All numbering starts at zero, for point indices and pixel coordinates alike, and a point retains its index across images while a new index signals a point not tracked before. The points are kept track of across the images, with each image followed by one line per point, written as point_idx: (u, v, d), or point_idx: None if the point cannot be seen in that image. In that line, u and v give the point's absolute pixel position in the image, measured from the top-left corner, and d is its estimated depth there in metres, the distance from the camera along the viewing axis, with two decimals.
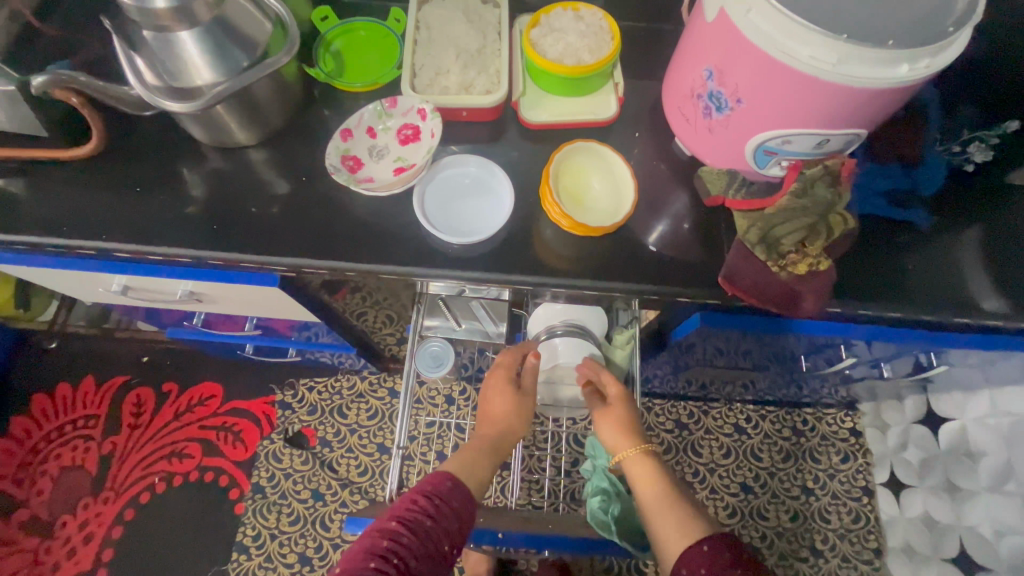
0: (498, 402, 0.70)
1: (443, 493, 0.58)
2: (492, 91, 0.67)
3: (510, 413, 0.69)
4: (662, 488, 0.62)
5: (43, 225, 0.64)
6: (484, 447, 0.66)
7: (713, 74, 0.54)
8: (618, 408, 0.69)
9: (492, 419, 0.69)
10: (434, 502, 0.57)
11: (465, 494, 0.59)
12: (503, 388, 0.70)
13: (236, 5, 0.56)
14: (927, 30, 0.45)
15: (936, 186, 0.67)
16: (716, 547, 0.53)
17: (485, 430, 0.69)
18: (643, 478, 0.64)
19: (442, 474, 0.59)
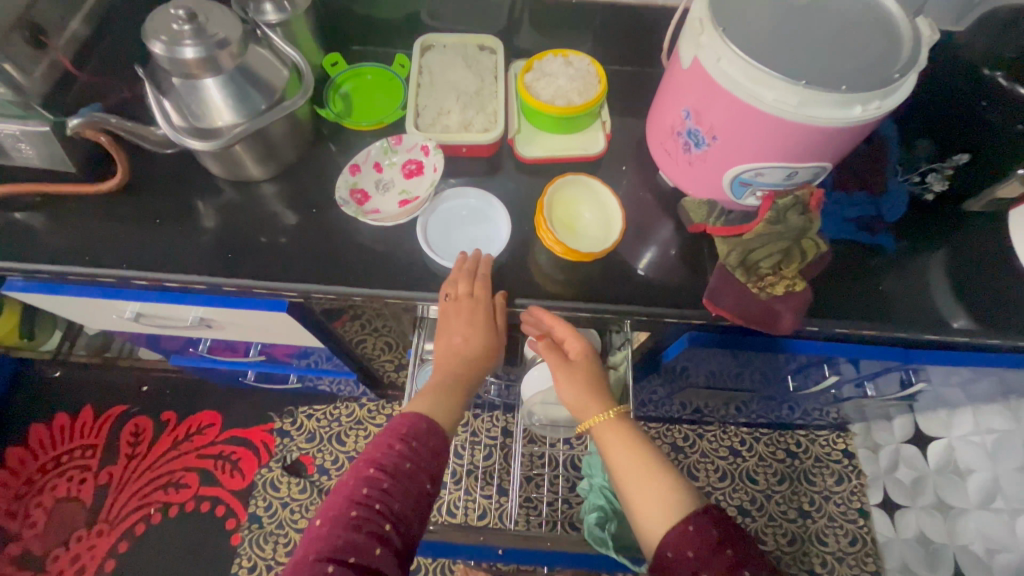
0: (469, 341, 0.63)
1: (419, 434, 0.57)
2: (489, 129, 0.72)
3: (482, 353, 0.64)
4: (636, 458, 0.58)
5: (64, 255, 0.67)
6: (450, 386, 0.62)
7: (690, 114, 0.60)
8: (579, 365, 0.65)
9: (457, 352, 0.64)
10: (411, 445, 0.56)
11: (441, 433, 0.58)
12: (474, 328, 0.63)
13: (256, 54, 0.62)
14: (876, 77, 0.51)
15: (899, 213, 0.72)
16: (703, 528, 0.50)
17: (450, 367, 0.63)
18: (613, 445, 0.60)
19: (418, 417, 0.58)
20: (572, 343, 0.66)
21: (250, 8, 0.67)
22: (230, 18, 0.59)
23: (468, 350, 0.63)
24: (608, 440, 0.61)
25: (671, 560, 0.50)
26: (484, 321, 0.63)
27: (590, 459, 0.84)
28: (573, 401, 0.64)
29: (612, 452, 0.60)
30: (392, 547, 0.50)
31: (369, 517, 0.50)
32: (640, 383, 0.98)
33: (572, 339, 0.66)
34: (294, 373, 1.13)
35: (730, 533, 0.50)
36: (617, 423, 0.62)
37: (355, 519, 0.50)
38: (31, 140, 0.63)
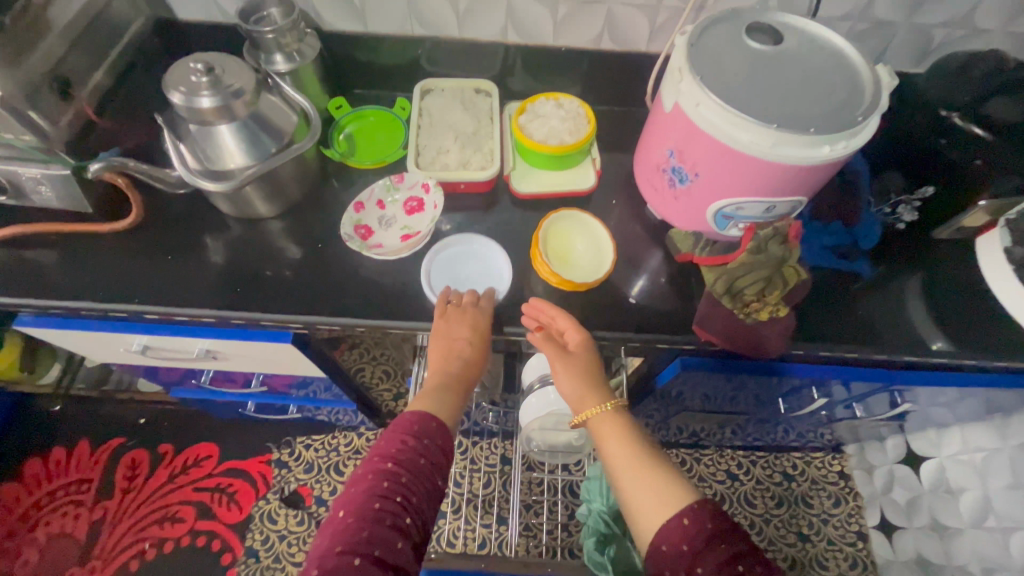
0: (471, 346, 0.65)
1: (429, 433, 0.59)
2: (486, 167, 0.77)
3: (481, 357, 0.66)
4: (634, 453, 0.60)
5: (77, 291, 0.70)
6: (450, 389, 0.64)
7: (674, 153, 0.65)
8: (576, 356, 0.65)
9: (459, 355, 0.65)
10: (424, 442, 0.58)
11: (447, 432, 0.61)
12: (477, 333, 0.65)
13: (268, 102, 0.66)
14: (840, 120, 0.55)
15: (874, 240, 0.76)
16: (699, 520, 0.51)
17: (450, 370, 0.65)
18: (611, 440, 0.62)
19: (428, 415, 0.60)
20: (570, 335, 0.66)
21: (262, 59, 0.72)
22: (245, 70, 0.64)
23: (469, 355, 0.65)
24: (606, 435, 0.63)
25: (666, 551, 0.51)
26: (485, 331, 0.66)
27: (589, 482, 0.83)
28: (571, 394, 0.65)
29: (610, 446, 0.62)
30: (412, 540, 0.52)
31: (391, 510, 0.52)
32: (635, 408, 1.00)
33: (570, 329, 0.66)
34: (293, 403, 1.14)
35: (726, 526, 0.51)
36: (615, 417, 0.64)
37: (378, 513, 0.51)
38: (52, 182, 0.66)
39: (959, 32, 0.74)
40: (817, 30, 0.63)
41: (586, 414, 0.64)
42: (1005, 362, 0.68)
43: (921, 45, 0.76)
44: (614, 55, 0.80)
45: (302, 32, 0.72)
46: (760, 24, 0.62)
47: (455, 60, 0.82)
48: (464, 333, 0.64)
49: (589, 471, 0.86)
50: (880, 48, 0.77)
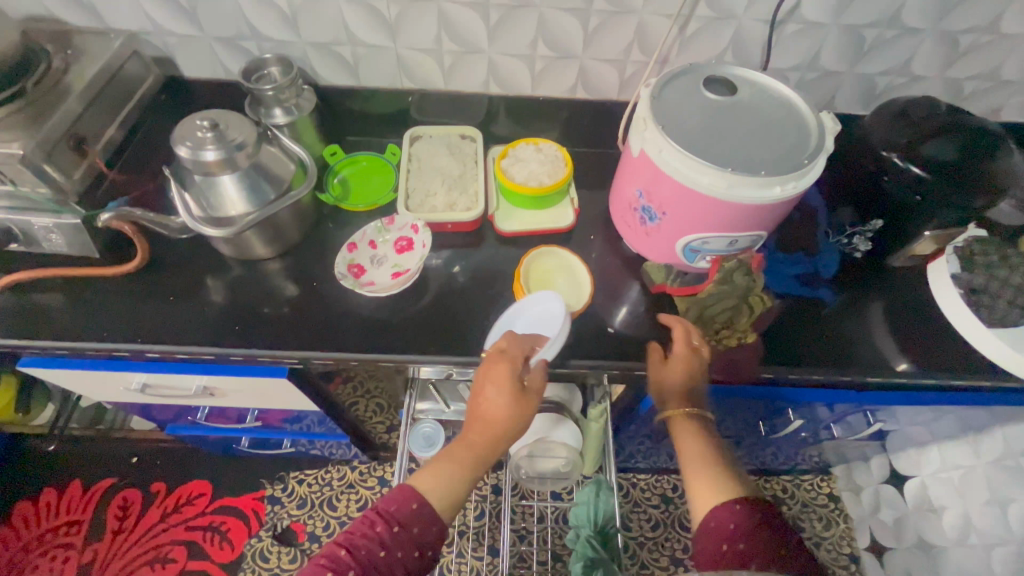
0: (499, 414, 0.62)
1: (404, 519, 0.57)
2: (471, 208, 0.82)
3: (508, 430, 0.62)
4: (709, 452, 0.64)
5: (82, 332, 0.73)
6: (472, 454, 0.62)
7: (642, 193, 0.70)
8: (679, 361, 0.69)
9: (488, 423, 0.62)
10: (391, 530, 0.56)
11: (429, 520, 0.58)
12: (503, 392, 0.62)
13: (268, 154, 0.72)
14: (788, 164, 0.61)
15: (834, 268, 0.82)
16: (758, 516, 0.57)
17: (470, 440, 0.63)
18: (687, 436, 0.65)
19: (411, 495, 0.58)
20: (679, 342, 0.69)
21: (262, 113, 0.77)
22: (247, 125, 0.69)
23: (491, 428, 0.62)
24: (683, 429, 0.66)
25: (715, 527, 0.57)
26: (525, 387, 0.63)
27: (576, 509, 0.85)
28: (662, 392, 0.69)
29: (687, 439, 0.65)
30: None
31: None
32: (623, 434, 1.03)
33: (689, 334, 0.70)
34: (287, 437, 1.16)
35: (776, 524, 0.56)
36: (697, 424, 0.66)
37: None
38: (64, 231, 0.70)
39: (899, 79, 0.82)
40: (767, 82, 0.70)
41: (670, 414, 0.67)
42: (961, 381, 0.73)
43: (866, 90, 0.84)
44: (588, 102, 0.87)
45: (299, 88, 0.78)
46: (715, 77, 0.69)
47: (441, 110, 0.89)
48: (495, 393, 0.62)
49: (577, 497, 0.88)
50: (829, 94, 0.84)
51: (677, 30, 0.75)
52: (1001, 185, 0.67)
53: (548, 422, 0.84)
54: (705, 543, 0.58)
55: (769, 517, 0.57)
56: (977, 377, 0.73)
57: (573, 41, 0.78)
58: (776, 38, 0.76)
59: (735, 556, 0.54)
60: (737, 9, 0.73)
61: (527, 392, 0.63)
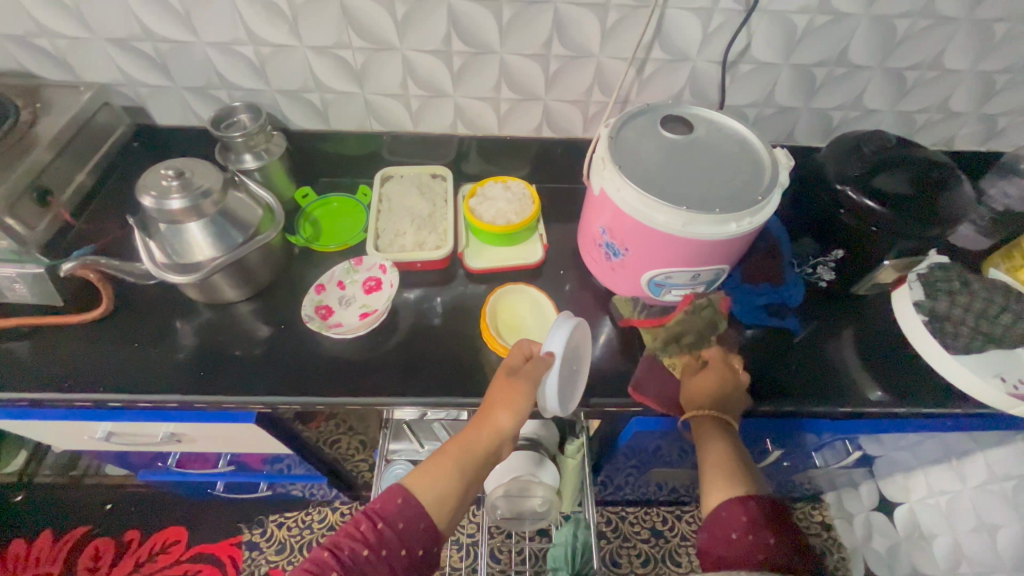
0: (497, 398, 0.63)
1: (389, 514, 0.55)
2: (441, 246, 0.83)
3: (503, 417, 0.61)
4: (729, 448, 0.62)
5: (44, 382, 0.72)
6: (466, 447, 0.60)
7: (605, 231, 0.71)
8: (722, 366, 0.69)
9: (485, 412, 0.62)
10: (376, 528, 0.54)
11: (415, 516, 0.55)
12: (498, 382, 0.64)
13: (235, 199, 0.73)
14: (743, 201, 0.63)
15: (798, 299, 0.82)
16: (771, 515, 0.55)
17: (464, 434, 0.61)
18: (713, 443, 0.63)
19: (396, 489, 0.57)
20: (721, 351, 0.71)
21: (232, 159, 0.79)
22: (214, 172, 0.70)
23: (486, 417, 0.62)
24: (705, 424, 0.64)
25: (725, 517, 0.56)
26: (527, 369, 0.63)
27: (554, 550, 0.84)
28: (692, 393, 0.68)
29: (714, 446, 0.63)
30: None
31: None
32: (604, 468, 1.01)
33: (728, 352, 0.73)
34: (264, 480, 1.13)
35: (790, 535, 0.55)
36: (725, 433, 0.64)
37: None
38: (27, 281, 0.69)
39: (853, 113, 0.85)
40: (722, 120, 0.71)
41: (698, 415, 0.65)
42: (931, 408, 0.73)
43: (822, 123, 0.86)
44: (555, 140, 0.89)
45: (269, 134, 0.80)
46: (671, 117, 0.71)
47: (412, 151, 0.90)
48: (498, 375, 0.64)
49: (554, 537, 0.87)
50: (788, 127, 0.87)
51: (634, 71, 0.78)
52: (953, 214, 0.69)
53: (525, 461, 0.83)
54: (712, 529, 0.57)
55: (782, 517, 0.56)
56: (947, 404, 0.74)
57: (535, 84, 0.80)
58: (731, 77, 0.79)
59: (744, 547, 0.53)
60: (691, 52, 0.76)
61: (525, 373, 0.63)
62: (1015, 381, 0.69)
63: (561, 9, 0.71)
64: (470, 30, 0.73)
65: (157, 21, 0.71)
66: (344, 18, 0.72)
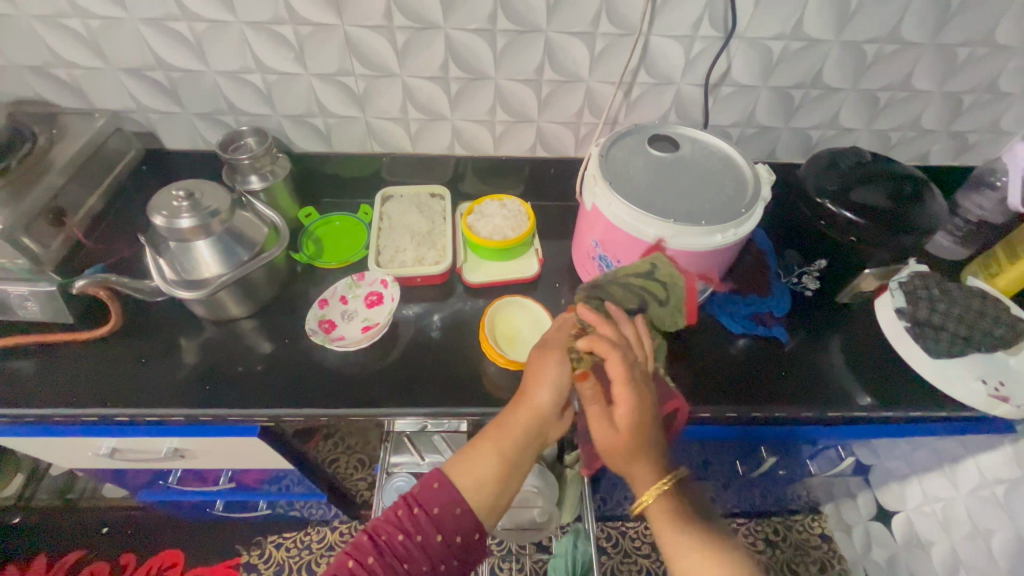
0: (539, 375, 0.61)
1: (425, 499, 0.56)
2: (439, 262, 0.86)
3: (547, 392, 0.60)
4: (693, 542, 0.54)
5: (51, 399, 0.73)
6: (502, 428, 0.60)
7: (598, 244, 0.74)
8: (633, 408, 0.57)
9: (528, 389, 0.61)
10: (413, 513, 0.56)
11: (449, 501, 0.56)
12: (536, 357, 0.62)
13: (242, 218, 0.76)
14: (727, 214, 0.66)
15: (785, 307, 0.85)
16: None
17: (504, 416, 0.61)
18: (664, 525, 0.55)
19: (434, 474, 0.58)
20: (620, 372, 0.57)
21: (238, 180, 0.82)
22: (222, 193, 0.73)
23: (529, 394, 0.61)
24: (658, 514, 0.56)
25: None
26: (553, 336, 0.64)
27: (555, 560, 0.86)
28: (613, 458, 0.58)
29: (667, 527, 0.55)
30: None
31: None
32: (603, 480, 1.02)
33: (627, 354, 0.59)
34: (263, 498, 1.13)
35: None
36: (673, 502, 0.56)
37: None
38: (39, 299, 0.71)
39: (830, 131, 0.89)
40: (707, 138, 0.76)
41: (642, 499, 0.56)
42: (917, 412, 0.75)
43: (802, 141, 0.91)
44: (548, 160, 0.93)
45: (274, 156, 0.83)
46: (658, 136, 0.75)
47: (411, 171, 0.94)
48: (540, 348, 0.63)
49: (555, 549, 0.89)
50: (769, 145, 0.92)
51: (622, 94, 0.83)
52: (926, 225, 0.73)
53: None
54: None
55: None
56: (932, 408, 0.76)
57: (528, 107, 0.84)
58: (713, 99, 0.84)
59: None
60: (675, 76, 0.80)
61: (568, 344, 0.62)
62: (997, 383, 0.72)
63: (551, 38, 0.75)
64: (466, 58, 0.77)
65: (170, 52, 0.75)
66: (347, 47, 0.76)
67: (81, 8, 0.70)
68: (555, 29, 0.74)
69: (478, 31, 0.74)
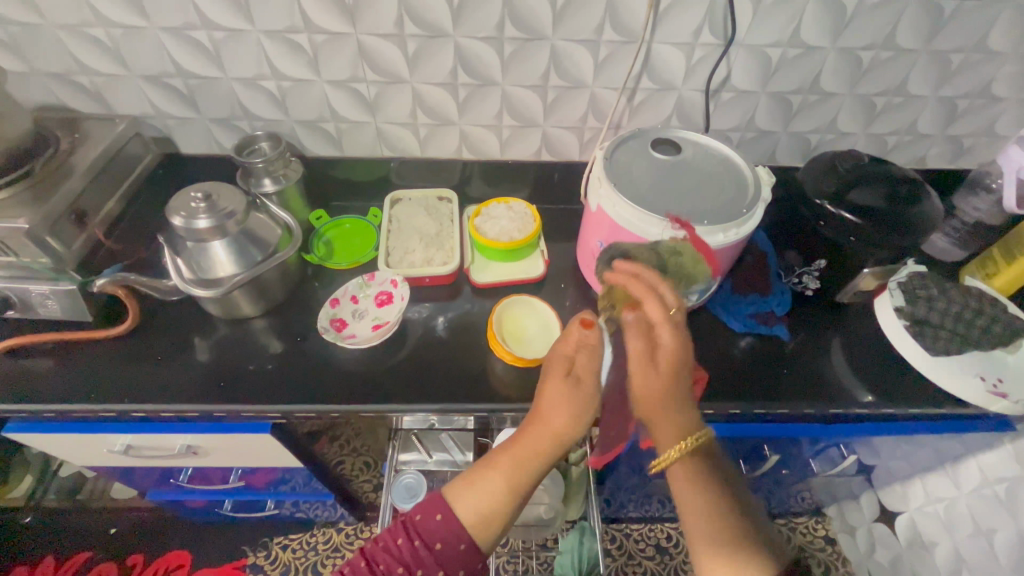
0: (550, 412, 0.59)
1: (427, 532, 0.58)
2: (447, 262, 0.88)
3: (561, 431, 0.59)
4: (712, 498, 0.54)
5: (69, 395, 0.75)
6: (512, 455, 0.59)
7: (603, 244, 0.76)
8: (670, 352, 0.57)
9: (541, 423, 0.59)
10: (414, 544, 0.58)
11: (450, 537, 0.57)
12: (556, 374, 0.61)
13: (257, 220, 0.78)
14: (729, 215, 0.68)
15: (786, 306, 0.86)
16: None
17: (514, 445, 0.60)
18: (683, 479, 0.56)
19: (437, 505, 0.59)
20: (661, 313, 0.58)
21: (252, 182, 0.84)
22: (238, 195, 0.76)
23: (540, 430, 0.59)
24: (682, 467, 0.56)
25: None
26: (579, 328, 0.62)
27: (560, 558, 0.86)
28: (643, 404, 0.58)
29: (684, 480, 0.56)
30: None
31: None
32: (607, 479, 1.03)
33: (667, 297, 0.60)
34: (270, 498, 1.14)
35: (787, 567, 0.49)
36: (695, 459, 0.56)
37: None
38: (59, 298, 0.73)
39: (829, 135, 0.91)
40: (708, 142, 0.78)
41: (667, 451, 0.57)
42: (917, 408, 0.77)
43: (801, 145, 0.93)
44: (553, 163, 0.95)
45: (287, 160, 0.86)
46: (662, 139, 0.77)
47: (419, 175, 0.96)
48: (557, 379, 0.60)
49: (560, 546, 0.89)
50: (769, 149, 0.94)
51: (625, 99, 0.85)
52: (923, 226, 0.75)
53: None
54: None
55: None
56: (932, 406, 0.77)
57: (534, 112, 0.87)
58: (714, 104, 0.86)
59: None
60: (676, 82, 0.83)
61: (584, 385, 0.60)
62: (995, 379, 0.74)
63: (557, 45, 0.77)
64: (474, 65, 0.80)
65: (188, 60, 0.78)
66: (359, 55, 0.78)
67: (105, 18, 0.73)
68: (561, 36, 0.77)
69: (486, 39, 0.77)
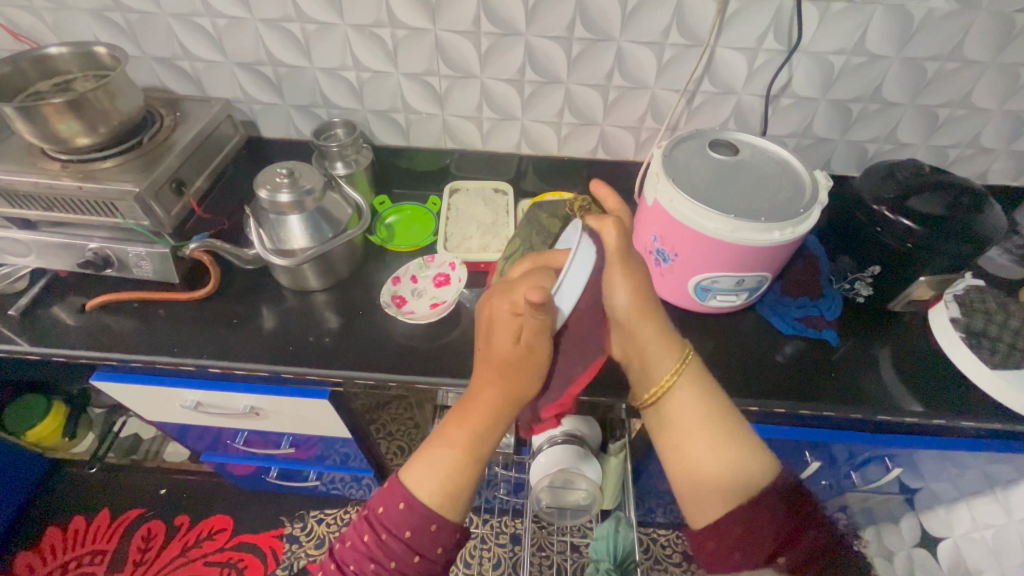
0: (502, 377, 0.57)
1: (392, 523, 0.55)
2: (502, 250, 0.92)
3: (511, 397, 0.57)
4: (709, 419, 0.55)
5: (155, 348, 0.81)
6: (463, 430, 0.57)
7: (657, 238, 0.77)
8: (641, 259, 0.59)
9: (483, 402, 0.57)
10: (381, 538, 0.54)
11: (415, 521, 0.54)
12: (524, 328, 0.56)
13: (331, 199, 0.83)
14: (786, 213, 0.70)
15: (836, 312, 0.87)
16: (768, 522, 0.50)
17: (464, 417, 0.58)
18: (686, 404, 0.56)
19: (397, 493, 0.56)
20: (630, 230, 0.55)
21: (326, 165, 0.90)
22: (318, 174, 0.81)
23: (489, 397, 0.57)
24: (686, 399, 0.56)
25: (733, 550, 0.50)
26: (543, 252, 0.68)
27: (595, 543, 0.88)
28: (625, 315, 0.57)
29: (681, 408, 0.56)
30: None
31: None
32: (643, 478, 1.04)
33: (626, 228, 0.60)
34: (312, 469, 1.17)
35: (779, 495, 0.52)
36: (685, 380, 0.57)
37: None
38: (153, 260, 0.81)
39: (887, 145, 0.92)
40: (765, 145, 0.79)
41: (666, 378, 0.56)
42: (972, 423, 0.76)
43: (858, 154, 0.94)
44: (608, 162, 0.98)
45: (359, 147, 0.92)
46: (719, 141, 0.79)
47: (479, 167, 1.01)
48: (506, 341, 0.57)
49: (594, 532, 0.91)
50: (825, 155, 0.95)
51: (685, 102, 0.88)
52: (983, 236, 0.74)
53: (569, 454, 0.84)
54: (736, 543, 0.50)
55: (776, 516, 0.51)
56: (988, 420, 0.76)
57: (594, 110, 0.90)
58: (773, 109, 0.88)
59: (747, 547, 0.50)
60: (737, 86, 0.85)
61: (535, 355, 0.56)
62: None
63: (623, 47, 0.81)
64: (542, 63, 0.84)
65: (281, 50, 0.86)
66: (436, 51, 0.84)
67: (213, 9, 0.82)
68: (627, 38, 0.80)
69: (557, 39, 0.81)
